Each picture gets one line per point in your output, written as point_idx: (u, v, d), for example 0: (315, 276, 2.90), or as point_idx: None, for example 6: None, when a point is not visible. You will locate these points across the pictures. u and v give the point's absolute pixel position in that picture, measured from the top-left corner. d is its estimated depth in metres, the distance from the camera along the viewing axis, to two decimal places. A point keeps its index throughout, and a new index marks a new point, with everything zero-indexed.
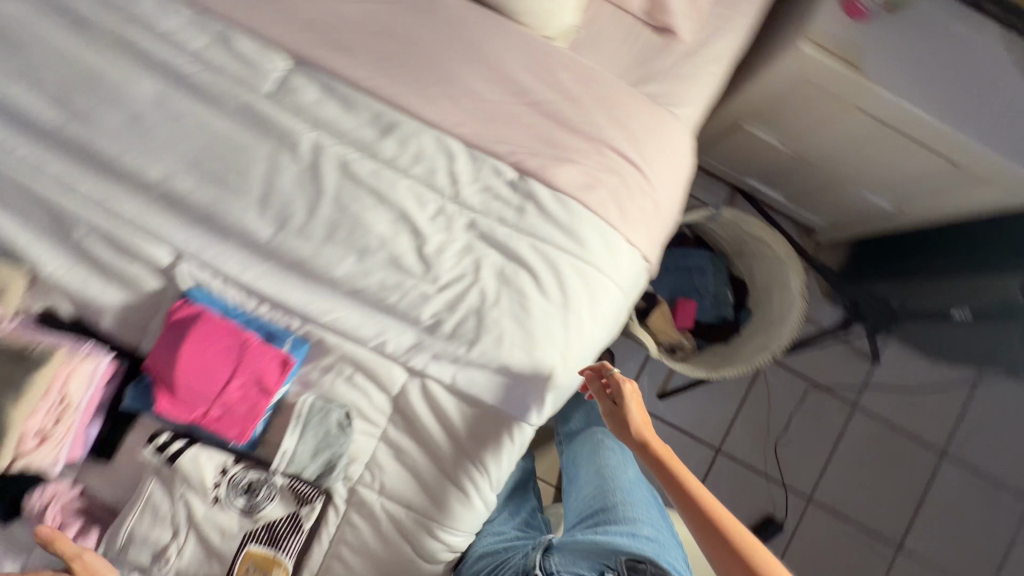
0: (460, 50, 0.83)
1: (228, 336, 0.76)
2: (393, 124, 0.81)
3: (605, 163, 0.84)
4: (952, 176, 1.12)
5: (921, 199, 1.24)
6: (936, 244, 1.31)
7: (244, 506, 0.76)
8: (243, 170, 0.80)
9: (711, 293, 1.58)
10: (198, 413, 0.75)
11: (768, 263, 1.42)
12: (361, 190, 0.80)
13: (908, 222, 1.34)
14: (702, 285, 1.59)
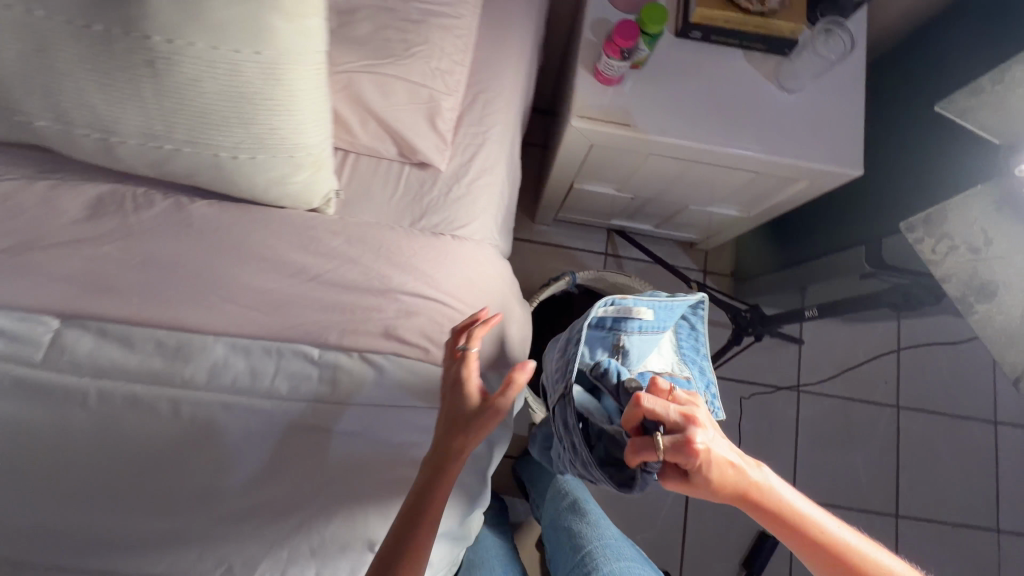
0: (243, 223, 0.84)
1: None
2: (179, 346, 0.79)
3: (405, 291, 0.84)
4: (769, 184, 1.23)
5: (761, 202, 1.37)
6: (781, 239, 1.58)
7: None
8: (30, 447, 0.76)
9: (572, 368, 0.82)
10: None
11: None
12: (172, 385, 0.79)
13: (758, 220, 1.47)
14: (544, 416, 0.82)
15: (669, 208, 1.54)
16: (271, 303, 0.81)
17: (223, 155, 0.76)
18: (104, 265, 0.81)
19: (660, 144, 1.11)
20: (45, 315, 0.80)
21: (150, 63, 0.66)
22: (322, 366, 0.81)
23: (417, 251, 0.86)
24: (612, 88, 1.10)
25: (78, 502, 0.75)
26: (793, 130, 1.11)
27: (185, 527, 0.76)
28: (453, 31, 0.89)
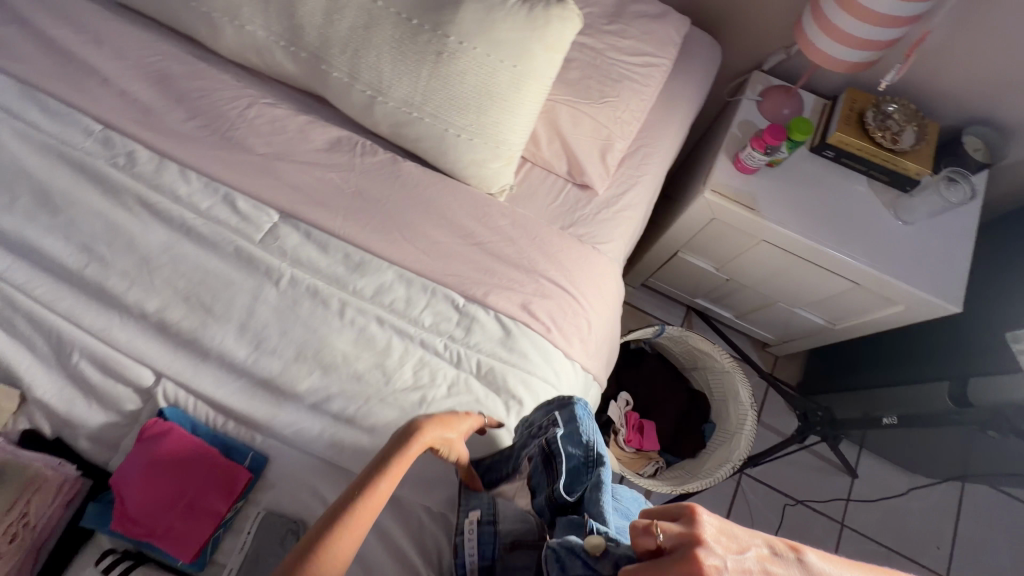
0: (436, 186, 1.04)
1: (190, 451, 0.83)
2: (361, 262, 0.98)
3: (546, 277, 0.99)
4: (864, 299, 1.33)
5: (847, 317, 1.47)
6: (844, 361, 1.60)
7: None
8: (227, 301, 0.94)
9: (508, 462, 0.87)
10: (152, 530, 0.79)
11: (721, 378, 1.50)
12: (346, 290, 0.96)
13: (839, 335, 1.55)
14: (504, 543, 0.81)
15: (756, 300, 1.65)
16: (440, 252, 0.99)
17: (451, 132, 0.98)
18: (327, 186, 1.02)
19: (777, 233, 1.25)
20: (271, 209, 1.01)
21: (439, 55, 0.91)
22: (463, 313, 0.96)
23: (562, 250, 1.02)
24: (746, 176, 1.28)
25: (246, 354, 0.91)
26: (901, 255, 1.22)
27: (319, 404, 0.89)
28: (639, 95, 1.11)
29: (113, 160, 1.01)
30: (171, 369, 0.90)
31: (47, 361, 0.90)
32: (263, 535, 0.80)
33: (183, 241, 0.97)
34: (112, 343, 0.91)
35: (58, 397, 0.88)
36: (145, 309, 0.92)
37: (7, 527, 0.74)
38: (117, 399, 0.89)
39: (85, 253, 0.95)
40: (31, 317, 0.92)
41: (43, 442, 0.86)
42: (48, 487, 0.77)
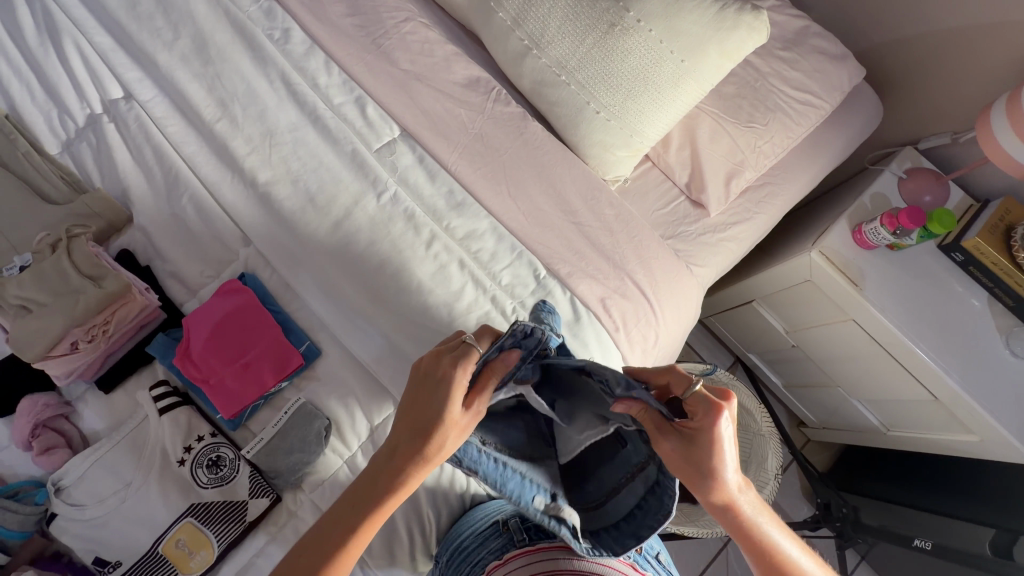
0: (555, 155, 1.02)
1: (257, 321, 0.86)
2: (461, 203, 0.98)
3: (633, 278, 0.97)
4: (936, 415, 1.24)
5: (906, 428, 1.38)
6: (884, 471, 1.53)
7: (203, 480, 0.78)
8: (329, 195, 0.95)
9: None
10: (204, 377, 0.83)
11: (752, 439, 1.45)
12: (438, 225, 0.96)
13: (889, 442, 1.46)
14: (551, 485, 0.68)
15: (815, 377, 1.56)
16: (539, 219, 0.98)
17: (591, 107, 0.95)
18: (453, 120, 1.02)
19: (872, 317, 1.17)
20: (395, 124, 1.02)
21: (612, 26, 0.89)
22: (543, 285, 0.94)
23: (656, 258, 0.99)
24: (862, 250, 1.21)
25: (329, 250, 0.92)
26: (999, 386, 1.13)
27: (379, 321, 0.90)
28: (787, 131, 1.05)
29: (270, 32, 1.05)
30: (261, 240, 0.93)
31: (158, 194, 0.95)
32: (295, 422, 0.83)
33: (308, 126, 0.99)
34: (220, 198, 0.95)
35: (156, 229, 0.94)
36: (254, 176, 0.95)
37: (89, 328, 0.79)
38: (206, 251, 0.93)
39: (220, 107, 0.99)
40: (158, 151, 0.97)
41: (133, 265, 0.91)
42: (130, 304, 0.82)
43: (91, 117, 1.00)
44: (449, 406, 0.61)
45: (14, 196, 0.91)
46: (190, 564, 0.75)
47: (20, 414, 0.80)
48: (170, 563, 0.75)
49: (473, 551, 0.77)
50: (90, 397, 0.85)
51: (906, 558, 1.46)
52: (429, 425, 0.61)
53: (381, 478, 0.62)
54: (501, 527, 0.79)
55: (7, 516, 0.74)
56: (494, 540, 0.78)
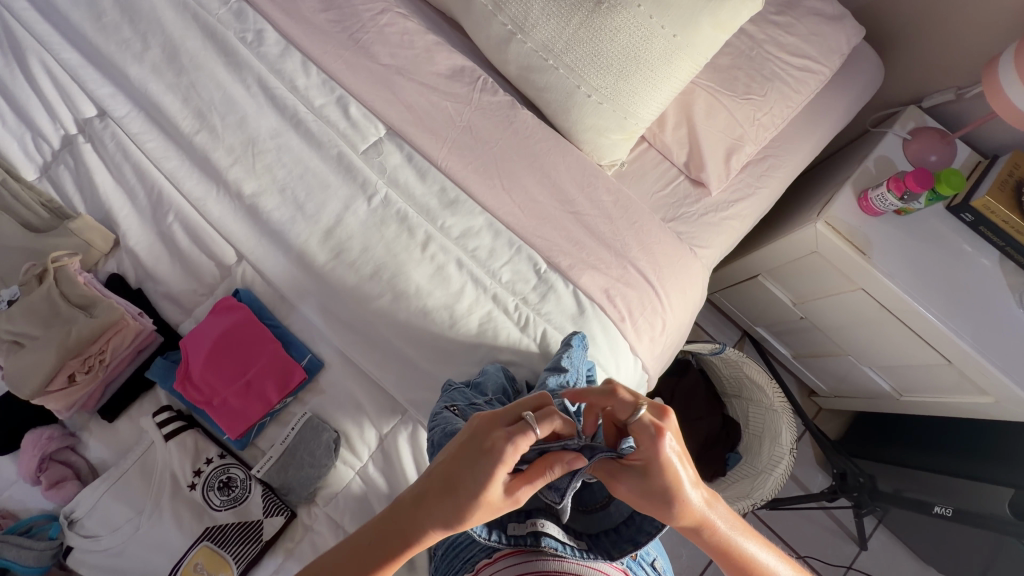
0: (548, 143, 0.99)
1: (256, 337, 0.84)
2: (454, 200, 0.95)
3: (637, 265, 0.94)
4: (950, 379, 1.23)
5: (919, 393, 1.37)
6: (898, 436, 1.52)
7: (216, 503, 0.78)
8: (318, 203, 0.92)
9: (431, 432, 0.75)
10: (207, 400, 0.82)
11: (764, 414, 1.44)
12: (432, 225, 0.93)
13: (903, 407, 1.45)
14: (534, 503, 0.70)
15: (825, 347, 1.55)
16: (535, 211, 0.95)
17: (582, 90, 0.92)
18: (440, 114, 0.99)
19: (881, 285, 1.15)
20: (380, 123, 0.99)
21: (598, 4, 0.85)
22: (544, 280, 0.92)
23: (659, 243, 0.96)
24: (868, 217, 1.18)
25: (322, 259, 0.90)
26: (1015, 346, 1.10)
27: (380, 329, 0.88)
28: (787, 100, 1.01)
29: (242, 36, 1.00)
30: (252, 254, 0.90)
31: (143, 214, 0.93)
32: (305, 436, 0.82)
33: (289, 132, 0.96)
34: (206, 214, 0.92)
35: (144, 250, 0.91)
36: (239, 189, 0.92)
37: (85, 359, 0.77)
38: (197, 270, 0.91)
39: (197, 118, 0.95)
40: (139, 168, 0.94)
41: (124, 288, 0.89)
42: (125, 331, 0.80)
43: (67, 139, 0.97)
44: (492, 483, 0.53)
45: None
46: None
47: (25, 450, 0.78)
48: None
49: (463, 550, 0.72)
50: (94, 426, 0.83)
51: (924, 522, 1.46)
52: (465, 495, 0.53)
53: (394, 526, 0.55)
54: None
55: (23, 553, 0.73)
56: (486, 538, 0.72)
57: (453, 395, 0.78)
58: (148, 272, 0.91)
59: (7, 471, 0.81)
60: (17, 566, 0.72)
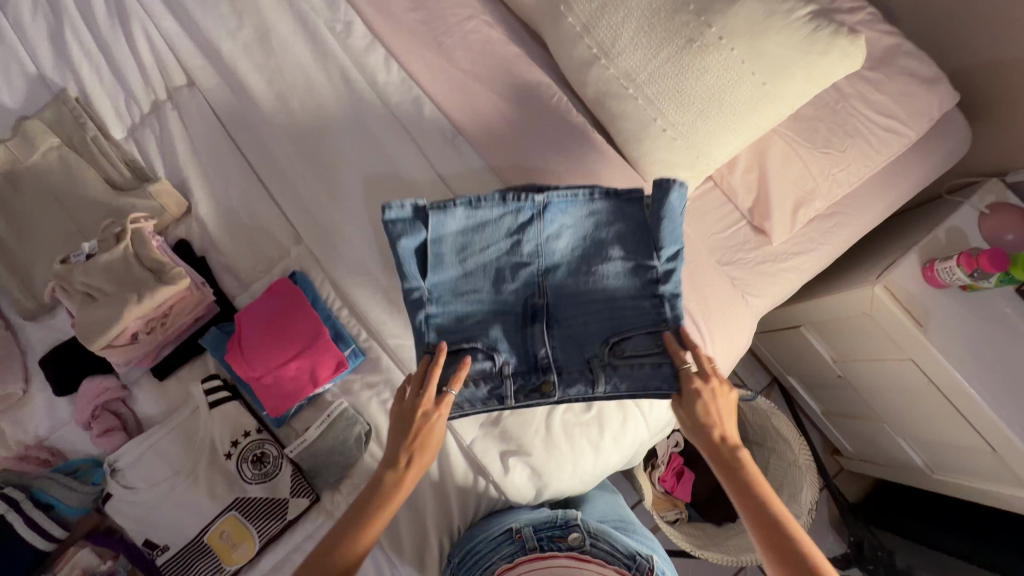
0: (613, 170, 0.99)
1: (308, 323, 0.87)
2: None
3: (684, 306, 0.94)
4: (991, 467, 1.18)
5: (953, 473, 1.32)
6: (920, 511, 1.47)
7: (248, 476, 0.81)
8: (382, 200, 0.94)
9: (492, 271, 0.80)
10: (254, 374, 0.84)
11: (786, 468, 1.41)
12: None
13: (931, 484, 1.40)
14: (484, 378, 0.79)
15: (858, 408, 1.50)
16: None
17: (657, 123, 0.91)
18: (511, 126, 0.99)
19: (932, 359, 1.11)
20: (451, 127, 1.00)
21: (690, 42, 0.84)
22: None
23: (712, 286, 0.95)
24: (930, 287, 1.13)
25: (379, 256, 0.92)
26: None
27: None
28: (866, 160, 0.98)
29: (332, 26, 1.03)
30: (313, 239, 0.93)
31: (216, 186, 0.96)
32: (337, 426, 0.85)
33: (362, 125, 0.98)
34: (275, 194, 0.96)
35: (211, 221, 0.94)
36: (310, 175, 0.95)
37: (148, 321, 0.81)
38: (258, 246, 0.94)
39: (279, 101, 0.98)
40: (218, 141, 0.97)
41: (188, 253, 0.93)
42: (188, 298, 0.82)
43: (156, 104, 1.01)
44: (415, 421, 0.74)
45: (81, 180, 0.92)
46: (228, 547, 0.78)
47: (83, 395, 0.83)
48: (213, 548, 0.78)
49: (484, 558, 0.71)
50: (144, 383, 0.88)
51: None
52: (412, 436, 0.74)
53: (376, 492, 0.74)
54: (514, 533, 0.72)
55: (68, 494, 0.77)
56: (506, 546, 0.71)
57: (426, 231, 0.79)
58: (212, 242, 0.94)
59: (60, 411, 0.85)
60: (63, 506, 0.77)
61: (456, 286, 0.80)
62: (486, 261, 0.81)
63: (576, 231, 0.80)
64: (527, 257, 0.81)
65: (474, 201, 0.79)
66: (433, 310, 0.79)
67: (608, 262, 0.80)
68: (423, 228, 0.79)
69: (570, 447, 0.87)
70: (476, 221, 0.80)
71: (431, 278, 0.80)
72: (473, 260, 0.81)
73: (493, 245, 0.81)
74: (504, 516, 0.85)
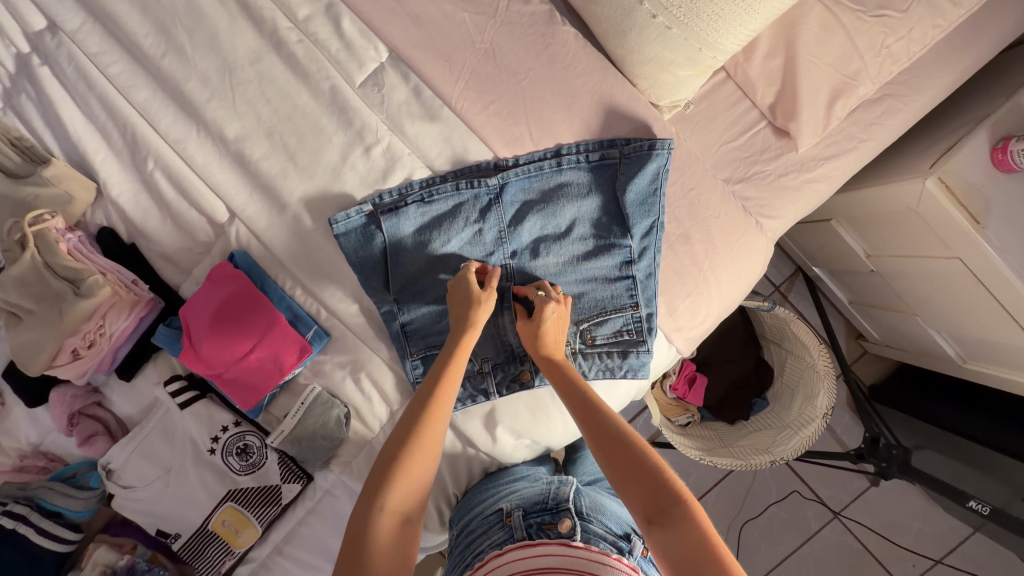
0: (592, 77, 0.77)
1: (260, 311, 0.79)
2: (472, 153, 0.78)
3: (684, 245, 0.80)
4: None
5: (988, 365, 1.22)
6: (947, 395, 1.40)
7: (236, 467, 0.81)
8: (312, 154, 0.78)
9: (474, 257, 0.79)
10: (214, 371, 0.79)
11: (803, 370, 1.36)
12: (441, 184, 0.78)
13: (961, 373, 1.32)
14: (465, 381, 0.81)
15: (890, 300, 1.38)
16: (568, 171, 0.78)
17: (645, 8, 0.67)
18: (456, 31, 0.76)
19: (984, 260, 0.94)
20: (382, 43, 0.78)
21: None
22: (568, 262, 0.79)
23: (718, 214, 0.79)
24: (997, 173, 0.92)
25: (323, 223, 0.80)
26: None
27: (385, 304, 0.80)
28: (936, 18, 0.72)
29: None
30: (244, 211, 0.80)
31: (122, 158, 0.82)
32: (314, 412, 0.81)
33: (270, 56, 0.78)
34: (188, 160, 0.80)
35: (128, 201, 0.82)
36: (221, 131, 0.79)
37: (85, 334, 0.73)
38: (187, 226, 0.82)
39: (161, 35, 0.78)
40: (106, 101, 0.80)
41: (114, 243, 0.82)
42: (122, 304, 0.76)
43: (24, 58, 0.82)
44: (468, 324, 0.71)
45: None
46: (232, 528, 0.81)
47: (56, 404, 0.81)
48: (219, 533, 0.81)
49: (477, 541, 0.70)
50: (114, 384, 0.85)
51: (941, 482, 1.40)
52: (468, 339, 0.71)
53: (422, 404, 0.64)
54: (504, 517, 0.70)
55: (71, 501, 0.80)
56: (496, 531, 0.69)
57: (389, 231, 0.78)
58: (137, 226, 0.83)
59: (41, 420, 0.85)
60: (68, 511, 0.80)
61: (426, 288, 0.80)
62: (448, 257, 0.79)
63: (537, 209, 0.78)
64: (490, 246, 0.79)
65: (425, 196, 0.78)
66: (405, 319, 0.81)
67: (577, 241, 0.79)
68: (377, 233, 0.78)
69: (558, 409, 0.83)
70: (430, 218, 0.78)
71: (396, 287, 0.80)
72: (437, 255, 0.79)
73: (455, 239, 0.79)
74: (496, 484, 0.82)
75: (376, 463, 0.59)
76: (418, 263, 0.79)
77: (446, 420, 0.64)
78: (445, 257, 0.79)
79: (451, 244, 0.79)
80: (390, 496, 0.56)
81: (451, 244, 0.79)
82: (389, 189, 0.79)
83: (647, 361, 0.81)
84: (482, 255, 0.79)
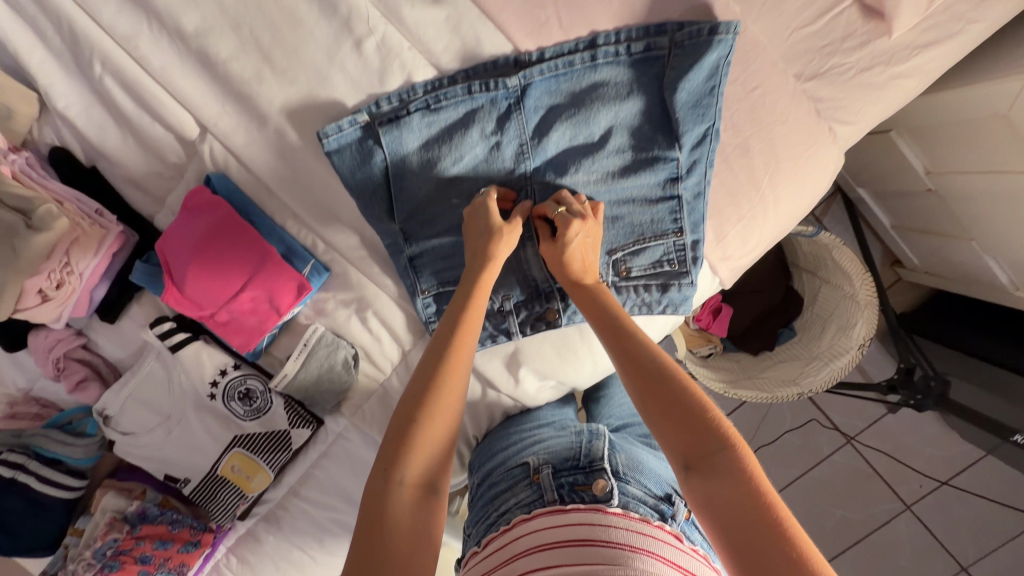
0: None
1: (247, 245, 0.69)
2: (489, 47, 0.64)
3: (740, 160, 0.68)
4: None
5: None
6: (990, 325, 1.30)
7: (241, 413, 0.75)
8: (292, 51, 0.64)
9: (492, 178, 0.68)
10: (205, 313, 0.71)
11: (840, 300, 1.27)
12: (451, 87, 0.64)
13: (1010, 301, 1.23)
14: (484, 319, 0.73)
15: (942, 224, 1.25)
16: (605, 68, 0.63)
17: None
18: None
19: None
20: None
21: None
22: (602, 181, 0.67)
23: (784, 122, 0.66)
24: None
25: (313, 140, 0.67)
26: None
27: (391, 234, 0.70)
28: None
29: None
30: (218, 125, 0.67)
31: (61, 60, 0.67)
32: (319, 354, 0.74)
33: None
34: (141, 61, 0.66)
35: (80, 116, 0.69)
36: (176, 22, 0.63)
37: (50, 274, 0.65)
38: (154, 146, 0.70)
39: None
40: None
41: (71, 166, 0.70)
42: (85, 238, 0.67)
43: None
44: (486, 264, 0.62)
45: None
46: (241, 474, 0.77)
47: (37, 349, 0.73)
48: (229, 479, 0.77)
49: (501, 498, 0.64)
50: (98, 326, 0.77)
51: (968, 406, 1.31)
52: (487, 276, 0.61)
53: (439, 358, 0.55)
54: (531, 474, 0.63)
55: (70, 448, 0.76)
56: (523, 490, 0.63)
57: (390, 147, 0.65)
58: (96, 146, 0.70)
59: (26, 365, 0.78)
60: (68, 458, 0.76)
61: (437, 215, 0.69)
62: (461, 177, 0.67)
63: (567, 116, 0.65)
64: (511, 163, 0.67)
65: (432, 103, 0.64)
66: (414, 251, 0.71)
67: (613, 156, 0.66)
68: (376, 149, 0.66)
69: (587, 348, 0.76)
70: (438, 129, 0.65)
71: (402, 213, 0.68)
72: (449, 176, 0.67)
73: (469, 155, 0.66)
74: (518, 432, 0.76)
75: (391, 428, 0.52)
76: (427, 185, 0.67)
77: (468, 370, 0.57)
78: (458, 178, 0.67)
79: (464, 161, 0.67)
80: (409, 467, 0.49)
81: (464, 160, 0.67)
82: (388, 94, 0.65)
83: (689, 295, 0.72)
84: (501, 174, 0.67)
